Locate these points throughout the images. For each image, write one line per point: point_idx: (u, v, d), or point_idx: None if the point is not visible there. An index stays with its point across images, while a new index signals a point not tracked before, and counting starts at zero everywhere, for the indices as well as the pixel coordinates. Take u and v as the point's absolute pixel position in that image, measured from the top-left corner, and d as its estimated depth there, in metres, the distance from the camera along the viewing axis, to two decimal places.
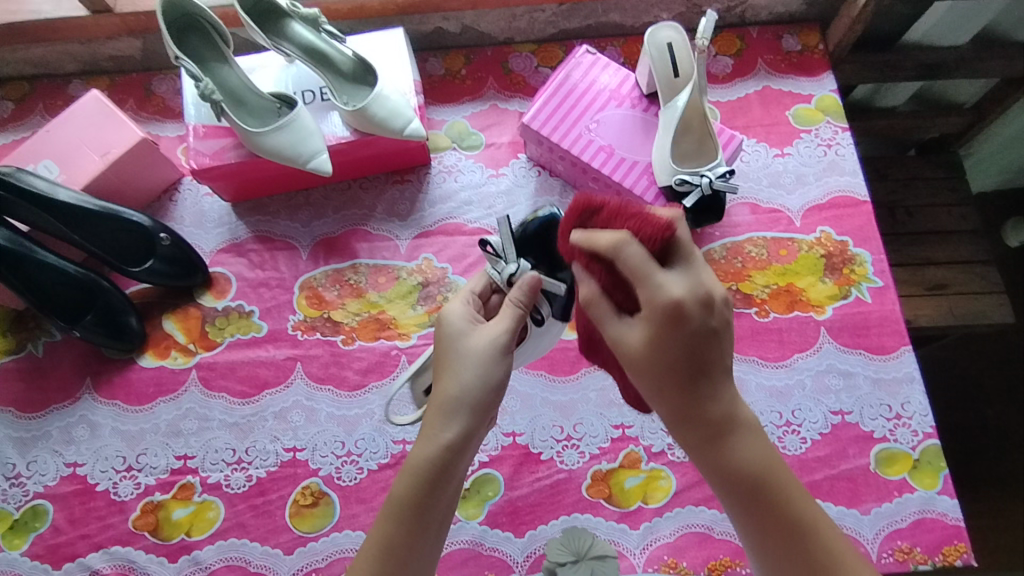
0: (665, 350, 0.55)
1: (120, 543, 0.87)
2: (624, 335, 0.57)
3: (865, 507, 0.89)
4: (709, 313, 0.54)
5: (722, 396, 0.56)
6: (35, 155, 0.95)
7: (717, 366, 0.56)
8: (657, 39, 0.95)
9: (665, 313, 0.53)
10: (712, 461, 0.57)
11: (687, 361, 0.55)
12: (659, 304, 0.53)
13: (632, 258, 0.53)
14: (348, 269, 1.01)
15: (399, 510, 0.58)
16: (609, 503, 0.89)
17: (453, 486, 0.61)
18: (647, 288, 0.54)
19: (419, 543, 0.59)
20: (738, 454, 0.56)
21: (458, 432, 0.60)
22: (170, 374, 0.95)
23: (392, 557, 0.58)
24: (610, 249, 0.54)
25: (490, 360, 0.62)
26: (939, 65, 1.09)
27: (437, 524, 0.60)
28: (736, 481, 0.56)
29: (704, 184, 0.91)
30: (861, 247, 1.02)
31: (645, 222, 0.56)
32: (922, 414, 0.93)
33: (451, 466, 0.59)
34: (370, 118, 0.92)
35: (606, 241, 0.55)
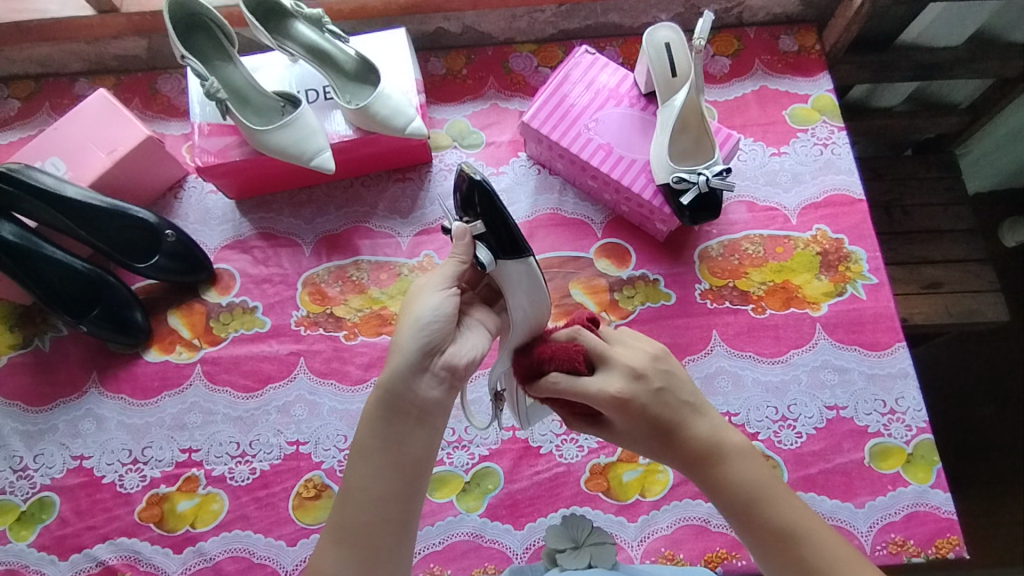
0: (634, 425, 0.65)
1: (125, 534, 0.88)
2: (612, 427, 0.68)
3: (859, 500, 0.90)
4: (635, 390, 0.64)
5: (687, 435, 0.63)
6: (42, 152, 0.97)
7: (671, 413, 0.64)
8: (655, 39, 0.97)
9: (613, 406, 0.64)
10: (719, 495, 0.62)
11: (652, 427, 0.64)
12: (602, 399, 0.64)
13: (564, 387, 0.65)
14: (350, 266, 1.02)
15: (359, 453, 0.64)
16: (608, 496, 0.90)
17: (411, 423, 0.64)
18: (585, 397, 0.65)
19: (382, 482, 0.62)
20: (734, 479, 0.61)
21: (394, 369, 0.64)
22: (174, 368, 0.96)
23: (357, 499, 0.62)
24: (550, 389, 0.66)
25: (432, 296, 0.66)
26: (934, 66, 1.11)
27: (401, 462, 0.63)
28: (744, 508, 0.61)
29: (701, 182, 0.92)
30: (856, 245, 1.03)
31: (558, 347, 0.68)
32: (915, 409, 0.94)
33: (396, 402, 0.64)
34: (372, 116, 0.94)
35: (545, 384, 0.66)
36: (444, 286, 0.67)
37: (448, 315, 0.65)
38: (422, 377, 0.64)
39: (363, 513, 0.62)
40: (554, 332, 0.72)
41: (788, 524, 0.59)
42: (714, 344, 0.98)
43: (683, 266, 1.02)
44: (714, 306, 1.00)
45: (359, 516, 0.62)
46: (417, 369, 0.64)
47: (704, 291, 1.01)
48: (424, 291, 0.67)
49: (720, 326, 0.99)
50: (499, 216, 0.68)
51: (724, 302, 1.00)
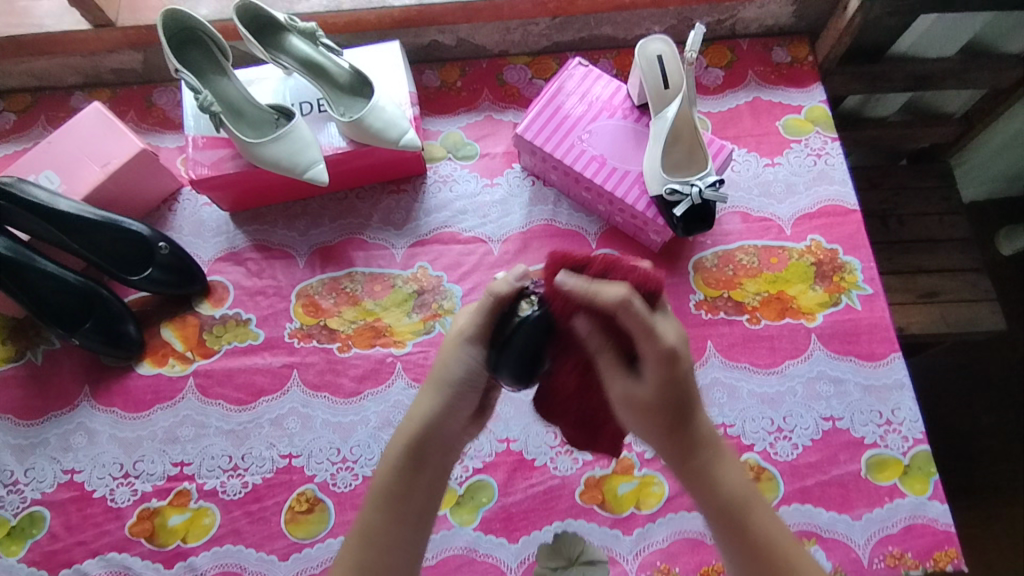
0: (667, 396, 0.61)
1: (116, 549, 0.87)
2: (631, 387, 0.61)
3: (856, 512, 0.90)
4: (683, 356, 0.61)
5: (692, 428, 0.64)
6: (35, 165, 0.97)
7: (696, 399, 0.63)
8: (648, 51, 0.97)
9: (664, 357, 0.59)
10: (706, 491, 0.64)
11: (676, 397, 0.62)
12: (661, 346, 0.59)
13: (641, 311, 0.57)
14: (344, 278, 1.02)
15: (382, 499, 0.64)
16: (603, 509, 0.90)
17: (434, 474, 0.66)
18: (652, 339, 0.58)
19: (399, 528, 0.64)
20: (726, 482, 0.64)
21: (427, 415, 0.65)
22: (167, 381, 0.96)
23: (376, 542, 0.63)
24: (619, 305, 0.57)
25: (467, 349, 0.66)
26: (927, 77, 1.12)
27: (418, 510, 0.65)
28: (725, 510, 0.63)
29: (694, 193, 0.92)
30: (851, 255, 1.03)
31: (642, 275, 0.60)
32: (912, 419, 0.94)
33: (425, 451, 0.65)
34: (366, 129, 0.94)
35: (611, 295, 0.57)
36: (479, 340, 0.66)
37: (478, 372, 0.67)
38: (454, 430, 0.67)
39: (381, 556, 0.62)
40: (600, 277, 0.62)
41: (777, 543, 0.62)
42: (709, 355, 0.98)
43: (677, 276, 1.02)
44: (709, 317, 1.00)
45: (377, 560, 0.62)
46: (451, 421, 0.66)
47: (698, 301, 1.01)
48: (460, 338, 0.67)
49: (715, 337, 0.99)
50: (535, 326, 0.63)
51: (718, 312, 1.00)
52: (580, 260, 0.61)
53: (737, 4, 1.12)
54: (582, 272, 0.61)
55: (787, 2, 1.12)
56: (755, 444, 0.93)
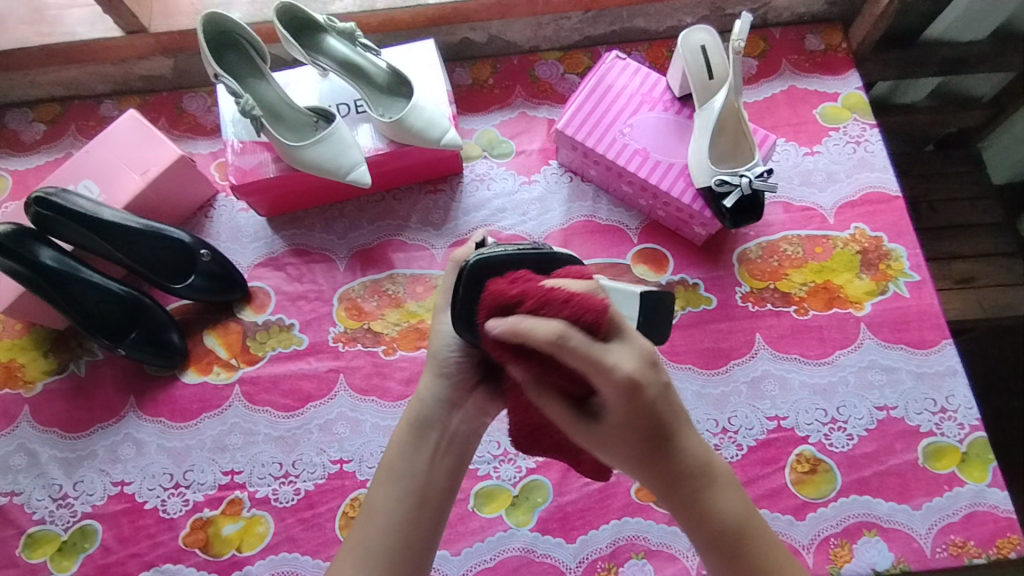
0: (631, 431, 0.55)
1: (170, 560, 0.86)
2: (591, 433, 0.55)
3: (916, 502, 0.89)
4: (648, 386, 0.52)
5: (659, 456, 0.57)
6: (73, 174, 0.96)
7: (670, 418, 0.56)
8: (690, 42, 0.96)
9: (623, 392, 0.51)
10: (700, 519, 0.60)
11: (643, 430, 0.54)
12: (616, 381, 0.50)
13: (581, 348, 0.48)
14: (385, 280, 1.01)
15: (387, 477, 0.66)
16: (659, 506, 0.89)
17: (437, 454, 0.67)
18: (604, 373, 0.50)
19: (403, 504, 0.64)
20: (717, 505, 0.60)
21: (424, 396, 0.69)
22: (213, 389, 0.95)
23: (379, 521, 0.63)
24: (554, 344, 0.48)
25: (442, 316, 0.69)
26: (960, 61, 1.13)
27: (422, 489, 0.65)
28: (716, 535, 0.60)
29: (744, 183, 0.91)
30: (896, 242, 1.02)
31: (583, 303, 0.50)
32: (967, 406, 0.93)
33: (427, 425, 0.68)
34: (407, 129, 0.93)
35: (546, 331, 0.48)
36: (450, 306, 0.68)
37: (466, 348, 0.68)
38: (453, 412, 0.68)
39: (384, 534, 0.62)
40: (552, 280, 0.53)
41: (763, 556, 0.60)
42: (759, 347, 0.97)
43: (722, 268, 1.01)
44: (756, 309, 0.99)
45: (381, 537, 0.62)
46: (447, 401, 0.68)
47: (745, 293, 1.00)
48: (438, 312, 0.70)
49: (764, 329, 0.98)
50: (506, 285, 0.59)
51: (765, 304, 0.99)
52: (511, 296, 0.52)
53: None
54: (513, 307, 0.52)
55: None
56: (810, 435, 0.92)
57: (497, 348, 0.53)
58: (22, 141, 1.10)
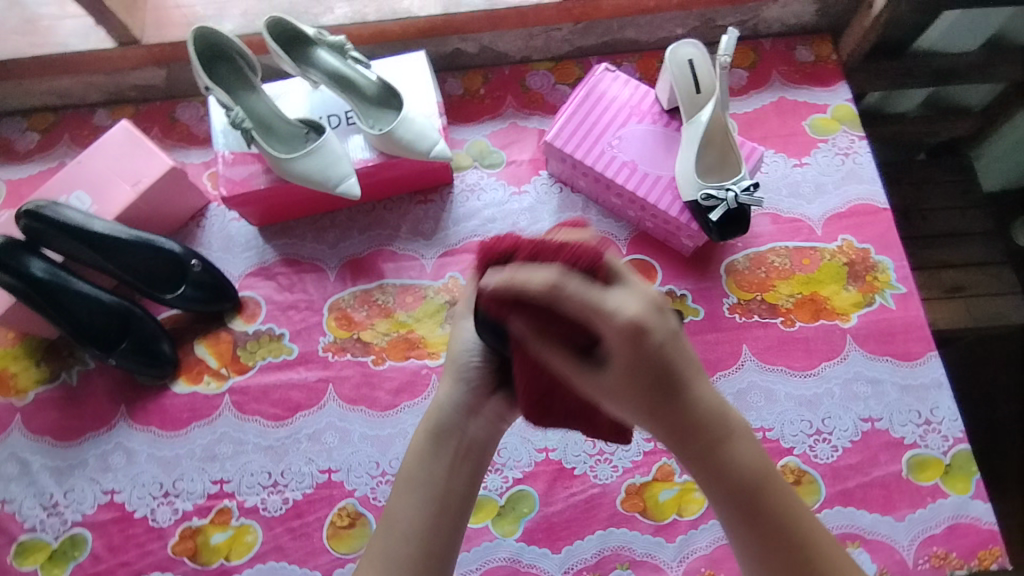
0: (643, 384, 0.49)
1: (160, 569, 0.87)
2: (590, 380, 0.50)
3: (899, 514, 0.89)
4: (656, 333, 0.46)
5: (673, 410, 0.52)
6: (65, 185, 0.96)
7: (683, 367, 0.50)
8: (678, 56, 0.96)
9: (628, 340, 0.45)
10: (717, 477, 0.56)
11: (652, 383, 0.49)
12: (619, 326, 0.45)
13: (577, 294, 0.44)
14: (375, 290, 1.02)
15: (404, 484, 0.64)
16: (645, 517, 0.89)
17: (456, 462, 0.65)
18: (604, 318, 0.45)
19: (422, 512, 0.62)
20: (737, 461, 0.56)
21: (442, 403, 0.67)
22: (203, 399, 0.96)
23: (398, 533, 0.61)
24: (550, 290, 0.45)
25: (463, 321, 0.69)
26: (951, 72, 1.12)
27: (440, 496, 0.63)
28: (735, 492, 0.56)
29: (730, 198, 0.92)
30: (883, 254, 1.03)
31: (576, 246, 0.47)
32: (951, 418, 0.94)
33: (446, 430, 0.66)
34: (396, 141, 0.94)
35: (539, 284, 0.45)
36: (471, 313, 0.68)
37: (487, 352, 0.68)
38: (472, 417, 0.67)
39: (404, 543, 0.60)
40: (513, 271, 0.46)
41: (785, 515, 0.57)
42: (745, 359, 0.97)
43: (709, 280, 1.02)
44: (743, 320, 1.00)
45: (401, 548, 0.60)
46: (465, 406, 0.67)
47: (732, 304, 1.01)
48: (458, 319, 0.70)
49: (751, 340, 0.98)
50: None
51: (752, 315, 1.00)
52: (506, 248, 0.51)
53: (761, 4, 1.12)
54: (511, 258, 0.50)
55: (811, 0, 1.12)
56: (795, 447, 0.93)
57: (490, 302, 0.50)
58: (16, 150, 1.11)
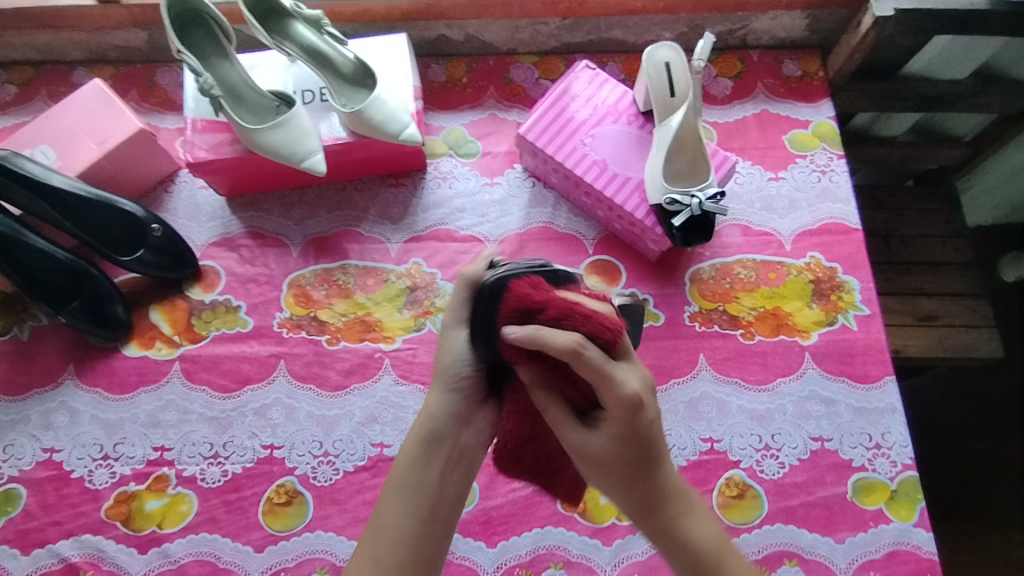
0: (626, 450, 0.60)
1: (91, 531, 0.87)
2: (582, 442, 0.60)
3: (839, 536, 0.89)
4: (648, 405, 0.59)
5: (647, 476, 0.62)
6: (32, 139, 0.96)
7: (659, 444, 0.62)
8: (655, 59, 0.96)
9: (628, 406, 0.58)
10: (675, 546, 0.63)
11: (635, 451, 0.61)
12: (622, 394, 0.57)
13: (595, 360, 0.55)
14: (337, 269, 1.01)
15: (393, 491, 0.65)
16: (584, 518, 0.89)
17: (446, 468, 0.67)
18: (613, 388, 0.57)
19: (413, 520, 0.64)
20: (692, 535, 0.63)
21: (432, 413, 0.68)
22: (153, 364, 0.95)
23: (388, 539, 0.62)
24: (571, 352, 0.54)
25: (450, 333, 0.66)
26: (938, 98, 1.11)
27: (429, 504, 0.65)
28: (694, 563, 0.63)
29: (694, 204, 0.91)
30: (850, 274, 1.02)
31: (600, 323, 0.57)
32: (902, 444, 0.93)
33: (437, 440, 0.67)
34: (367, 121, 0.93)
35: (564, 344, 0.54)
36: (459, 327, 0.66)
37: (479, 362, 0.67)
38: (464, 426, 0.68)
39: (395, 549, 0.62)
40: (541, 329, 0.55)
41: None
42: (701, 368, 0.97)
43: (673, 286, 1.01)
44: (703, 329, 0.99)
45: (391, 553, 0.62)
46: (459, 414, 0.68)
47: (693, 313, 1.00)
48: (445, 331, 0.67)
49: (708, 350, 0.98)
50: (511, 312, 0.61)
51: (712, 325, 0.99)
52: (534, 304, 0.57)
53: (750, 14, 1.11)
54: (533, 315, 0.57)
55: (801, 15, 1.11)
56: (742, 460, 0.92)
57: (513, 353, 0.59)
58: None
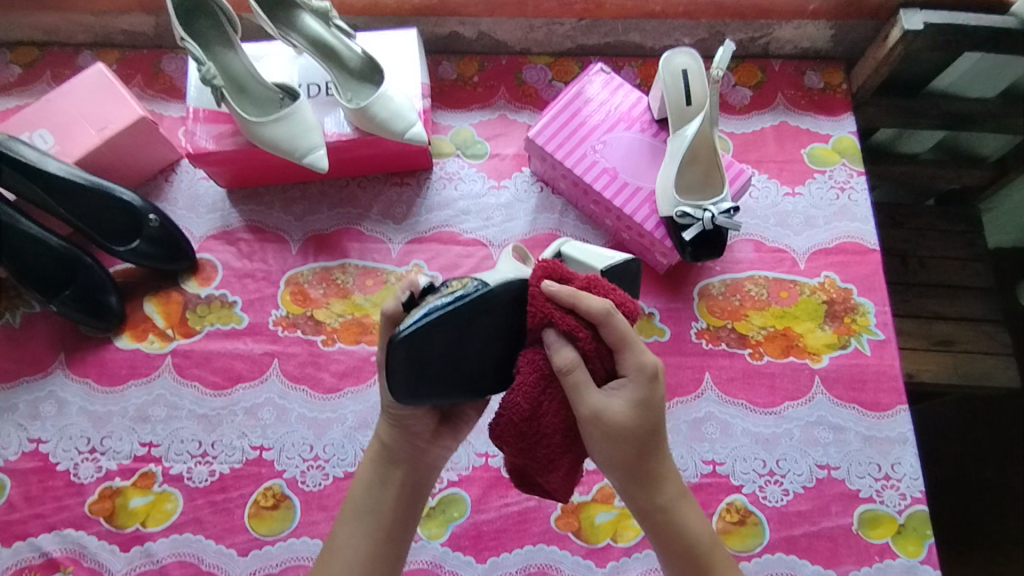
0: (642, 423, 0.59)
1: (73, 526, 0.85)
2: (603, 406, 0.57)
3: (842, 569, 0.85)
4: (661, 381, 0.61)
5: (655, 452, 0.61)
6: (31, 123, 0.94)
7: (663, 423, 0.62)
8: (672, 65, 0.92)
9: (648, 374, 0.59)
10: (668, 531, 0.63)
11: (650, 424, 0.60)
12: (644, 362, 0.59)
13: (624, 327, 0.58)
14: (336, 268, 0.99)
15: (348, 514, 0.66)
16: (578, 537, 0.86)
17: (401, 491, 0.67)
18: (637, 354, 0.59)
19: (366, 543, 0.64)
20: (685, 520, 0.63)
21: (381, 439, 0.67)
22: (144, 357, 0.93)
23: (341, 563, 0.63)
24: (606, 313, 0.57)
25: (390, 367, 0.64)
26: (964, 117, 1.06)
27: (381, 527, 0.65)
28: (688, 548, 0.62)
29: (706, 218, 0.88)
30: (865, 296, 0.98)
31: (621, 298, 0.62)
32: (912, 476, 0.89)
33: (391, 463, 0.67)
34: (371, 118, 0.90)
35: (596, 307, 0.58)
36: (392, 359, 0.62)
37: None
38: (416, 448, 0.67)
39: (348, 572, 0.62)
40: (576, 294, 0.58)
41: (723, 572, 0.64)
42: (706, 388, 0.93)
43: (681, 301, 0.98)
44: (709, 347, 0.96)
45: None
46: (410, 438, 0.67)
47: (700, 329, 0.97)
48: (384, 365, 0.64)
49: (714, 369, 0.94)
50: (455, 339, 0.58)
51: (719, 343, 0.96)
52: (565, 277, 0.60)
53: (773, 22, 1.07)
54: (567, 281, 0.60)
55: (826, 24, 1.08)
56: (744, 485, 0.89)
57: (541, 317, 0.58)
58: None
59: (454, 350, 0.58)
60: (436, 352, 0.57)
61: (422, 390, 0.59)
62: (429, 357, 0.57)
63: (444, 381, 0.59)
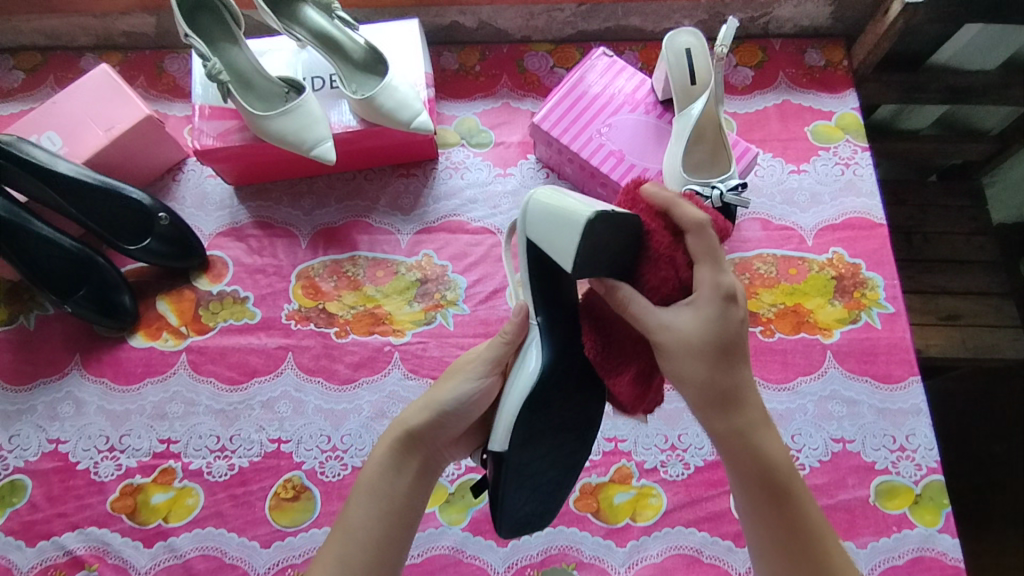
0: (715, 342, 0.59)
1: (96, 524, 0.85)
2: (670, 320, 0.59)
3: (861, 540, 0.86)
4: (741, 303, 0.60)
5: (731, 380, 0.60)
6: (38, 126, 0.95)
7: (746, 350, 0.60)
8: (676, 44, 0.93)
9: (723, 293, 0.59)
10: (747, 457, 0.60)
11: (724, 346, 0.59)
12: (721, 279, 0.59)
13: (710, 241, 0.58)
14: (346, 261, 0.99)
15: (361, 494, 0.65)
16: (597, 518, 0.86)
17: (418, 477, 0.67)
18: (713, 269, 0.59)
19: (382, 525, 0.64)
20: (764, 448, 0.61)
21: (410, 424, 0.67)
22: (159, 355, 0.94)
23: (358, 535, 0.63)
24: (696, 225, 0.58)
25: (462, 381, 0.67)
26: (965, 90, 1.07)
27: (394, 509, 0.65)
28: (764, 477, 0.60)
29: (714, 196, 0.85)
30: (874, 271, 0.98)
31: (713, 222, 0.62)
32: (927, 447, 0.90)
33: (414, 447, 0.67)
34: (378, 108, 0.91)
35: (689, 217, 0.59)
36: (478, 375, 0.67)
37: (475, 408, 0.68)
38: (443, 441, 0.68)
39: (362, 549, 0.62)
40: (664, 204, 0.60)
41: (803, 513, 0.61)
42: None
43: None
44: None
45: (358, 554, 0.62)
46: (440, 434, 0.68)
47: None
48: (457, 372, 0.68)
49: None
50: (522, 474, 0.65)
51: None
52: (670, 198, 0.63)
53: (773, 1, 1.07)
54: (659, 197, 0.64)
55: (825, 1, 1.08)
56: None
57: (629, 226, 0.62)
58: None
59: (527, 475, 0.65)
60: (521, 488, 0.66)
61: (534, 509, 0.69)
62: (517, 499, 0.66)
63: (545, 495, 0.68)
